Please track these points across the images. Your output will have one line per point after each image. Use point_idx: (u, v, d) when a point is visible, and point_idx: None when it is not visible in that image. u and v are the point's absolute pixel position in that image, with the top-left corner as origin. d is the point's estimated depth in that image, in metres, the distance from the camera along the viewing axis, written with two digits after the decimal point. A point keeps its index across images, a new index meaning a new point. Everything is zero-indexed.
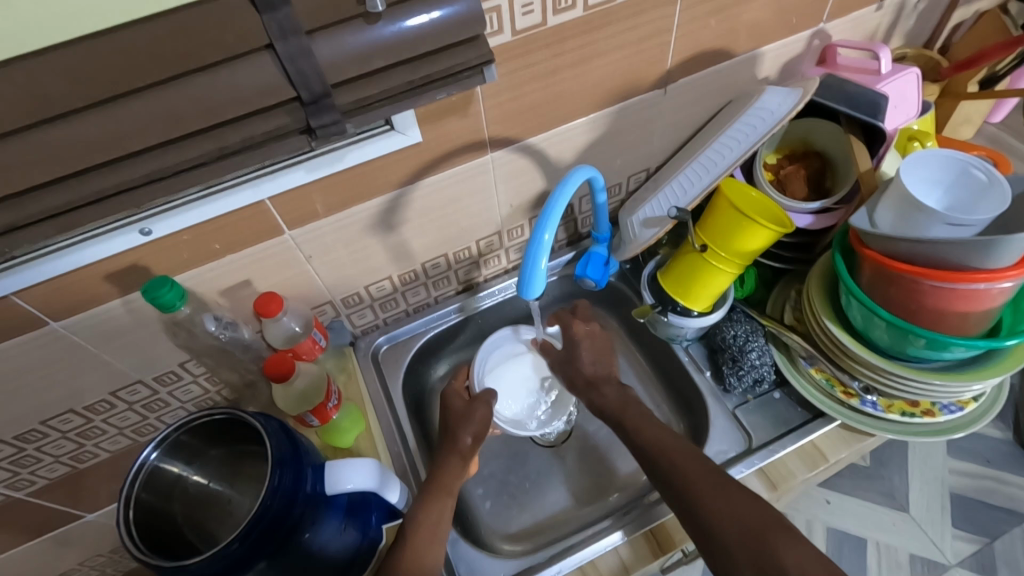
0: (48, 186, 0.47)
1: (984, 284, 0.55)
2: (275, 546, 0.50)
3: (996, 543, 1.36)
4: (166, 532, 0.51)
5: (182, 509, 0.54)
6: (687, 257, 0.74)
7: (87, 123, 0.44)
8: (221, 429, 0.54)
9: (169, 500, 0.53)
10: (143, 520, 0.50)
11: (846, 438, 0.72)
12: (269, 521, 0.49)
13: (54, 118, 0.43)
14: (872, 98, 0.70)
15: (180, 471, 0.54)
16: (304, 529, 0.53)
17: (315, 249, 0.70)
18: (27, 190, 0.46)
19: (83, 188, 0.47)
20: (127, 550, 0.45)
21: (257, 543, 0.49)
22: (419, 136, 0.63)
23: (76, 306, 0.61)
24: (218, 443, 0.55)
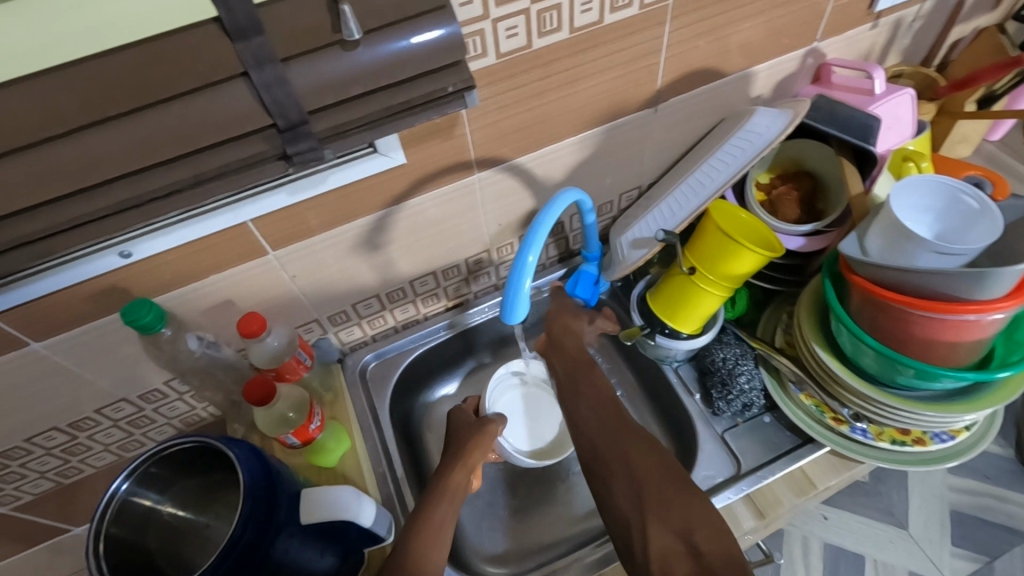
0: (21, 214, 0.46)
1: (974, 315, 0.54)
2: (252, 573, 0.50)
3: (996, 563, 1.35)
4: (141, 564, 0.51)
5: (157, 540, 0.53)
6: (675, 279, 0.73)
7: (58, 152, 0.43)
8: (194, 458, 0.54)
9: (142, 532, 0.52)
10: (116, 554, 0.49)
11: (837, 465, 0.71)
12: (241, 551, 0.48)
13: (26, 146, 0.42)
14: (865, 121, 0.69)
15: (153, 502, 0.53)
16: (280, 549, 0.52)
17: (300, 269, 0.70)
18: (1, 218, 0.45)
19: (57, 216, 0.46)
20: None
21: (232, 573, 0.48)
22: (402, 157, 0.62)
23: (56, 326, 0.60)
24: (193, 473, 0.55)
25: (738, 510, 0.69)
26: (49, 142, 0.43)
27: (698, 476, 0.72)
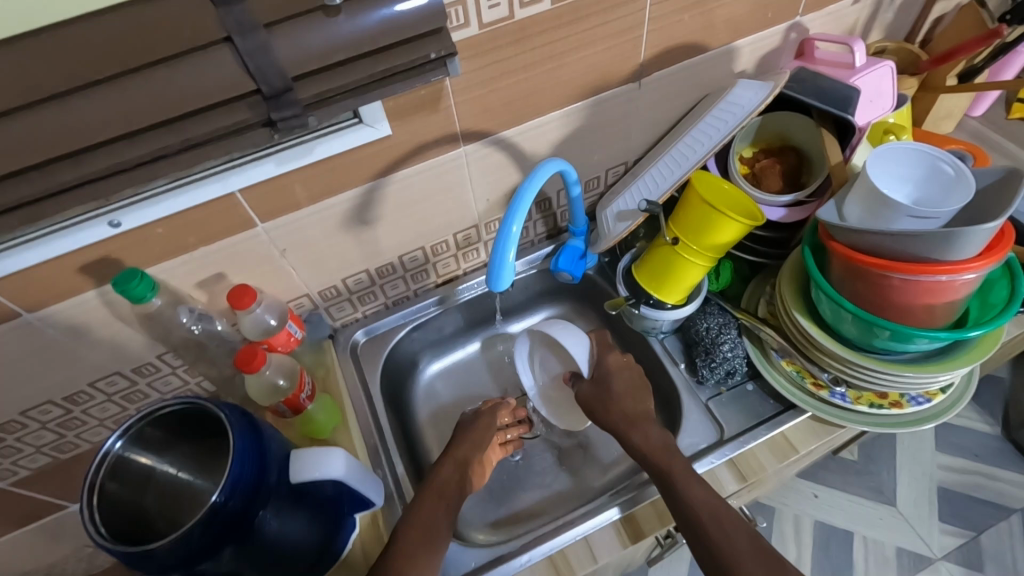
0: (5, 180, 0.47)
1: (947, 276, 0.56)
2: (240, 532, 0.51)
3: (982, 538, 1.44)
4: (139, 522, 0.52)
5: (156, 501, 0.53)
6: (659, 251, 0.75)
7: (42, 116, 0.44)
8: (189, 421, 0.54)
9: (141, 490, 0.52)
10: (110, 508, 0.50)
11: (817, 429, 0.72)
12: (227, 516, 0.49)
13: (12, 110, 0.43)
14: (844, 92, 0.70)
15: (151, 462, 0.53)
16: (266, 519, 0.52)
17: (290, 243, 0.71)
18: None
19: (43, 182, 0.47)
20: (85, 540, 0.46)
21: (220, 533, 0.49)
22: (389, 129, 0.63)
23: (49, 298, 0.61)
24: (189, 436, 0.54)
25: (721, 475, 0.71)
26: (37, 104, 0.44)
27: (682, 443, 0.74)
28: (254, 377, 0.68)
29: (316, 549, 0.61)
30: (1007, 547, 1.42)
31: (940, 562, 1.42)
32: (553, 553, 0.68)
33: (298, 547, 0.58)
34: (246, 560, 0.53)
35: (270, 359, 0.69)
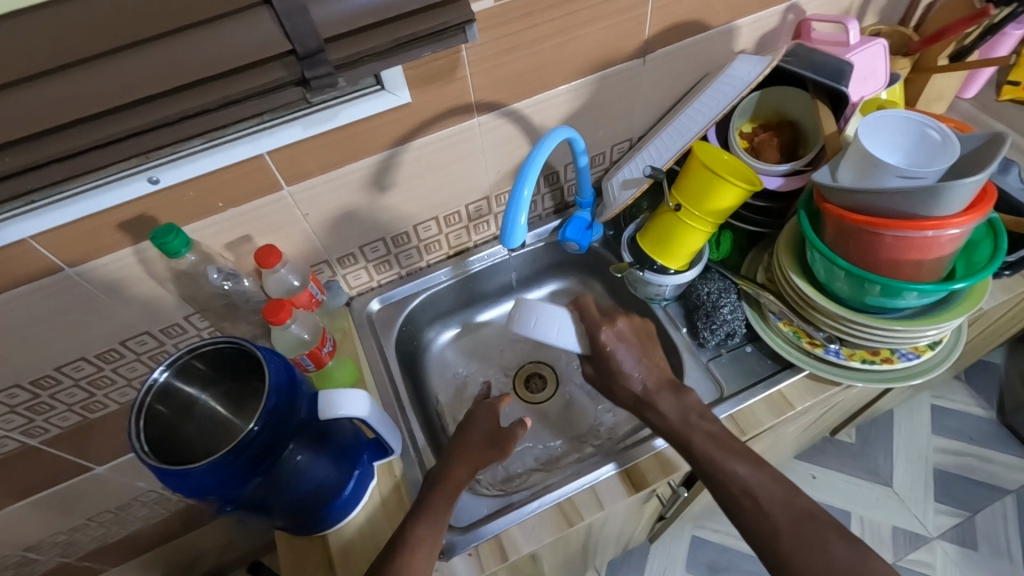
0: (56, 132, 0.50)
1: (933, 231, 0.60)
2: (268, 461, 0.56)
3: (977, 518, 1.48)
4: (177, 445, 0.56)
5: (194, 428, 0.57)
6: (663, 218, 0.78)
7: (97, 71, 0.48)
8: (231, 360, 0.57)
9: (183, 417, 0.56)
10: (153, 431, 0.53)
11: (813, 387, 0.76)
12: (259, 444, 0.54)
13: (69, 65, 0.48)
14: (838, 66, 0.74)
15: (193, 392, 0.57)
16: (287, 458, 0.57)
17: (312, 208, 0.75)
18: (40, 134, 0.50)
19: (91, 133, 0.51)
20: (138, 458, 0.49)
21: (250, 461, 0.54)
22: (408, 96, 0.67)
23: (88, 253, 0.65)
24: (230, 375, 0.58)
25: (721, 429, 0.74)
26: (98, 58, 0.48)
27: None
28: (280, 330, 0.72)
29: (333, 483, 0.66)
30: (1000, 527, 1.46)
31: (935, 541, 1.45)
32: (561, 501, 0.72)
33: (308, 492, 0.63)
34: (271, 484, 0.58)
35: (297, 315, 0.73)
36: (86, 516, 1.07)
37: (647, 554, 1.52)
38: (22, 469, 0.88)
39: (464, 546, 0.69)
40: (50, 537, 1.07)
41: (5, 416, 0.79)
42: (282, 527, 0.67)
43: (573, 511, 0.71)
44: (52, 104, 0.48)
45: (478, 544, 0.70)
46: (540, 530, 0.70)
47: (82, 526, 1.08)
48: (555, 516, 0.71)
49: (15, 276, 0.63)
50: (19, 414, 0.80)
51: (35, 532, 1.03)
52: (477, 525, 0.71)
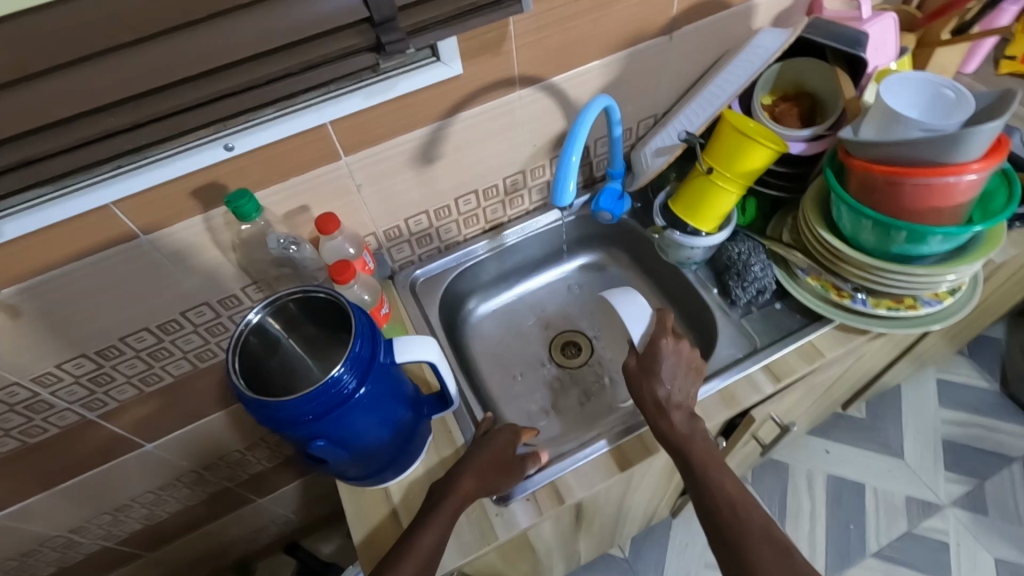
0: (163, 91, 0.55)
1: (954, 177, 0.65)
2: (346, 407, 0.58)
3: (986, 485, 1.51)
4: (261, 379, 0.62)
5: (277, 365, 0.63)
6: (696, 181, 0.83)
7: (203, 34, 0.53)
8: (318, 309, 0.62)
9: (270, 353, 0.62)
10: (244, 362, 0.59)
11: (841, 337, 0.81)
12: (337, 387, 0.56)
13: (178, 28, 0.53)
14: (854, 35, 0.80)
15: (281, 334, 0.62)
16: (364, 402, 0.60)
17: (365, 178, 0.79)
18: (149, 92, 0.55)
19: (193, 93, 0.56)
20: (230, 386, 0.55)
21: (329, 403, 0.56)
22: (459, 68, 0.72)
23: (162, 220, 0.69)
24: (316, 322, 0.63)
25: (757, 378, 0.79)
26: (205, 20, 0.53)
27: (720, 354, 0.82)
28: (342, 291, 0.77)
29: (402, 435, 0.69)
30: (1010, 493, 1.49)
31: (947, 508, 1.48)
32: (611, 449, 0.77)
33: (380, 440, 0.66)
34: (347, 431, 0.61)
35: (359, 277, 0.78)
36: (130, 497, 1.09)
37: (670, 530, 1.51)
38: (79, 444, 0.91)
39: (521, 491, 0.74)
40: (95, 517, 1.09)
41: (69, 387, 0.82)
42: (353, 476, 0.71)
43: (624, 457, 0.76)
44: (161, 64, 0.53)
45: (534, 490, 0.74)
46: (592, 475, 0.75)
47: (125, 507, 1.10)
48: (605, 462, 0.76)
49: (94, 241, 0.67)
50: (82, 385, 0.83)
51: (83, 512, 1.05)
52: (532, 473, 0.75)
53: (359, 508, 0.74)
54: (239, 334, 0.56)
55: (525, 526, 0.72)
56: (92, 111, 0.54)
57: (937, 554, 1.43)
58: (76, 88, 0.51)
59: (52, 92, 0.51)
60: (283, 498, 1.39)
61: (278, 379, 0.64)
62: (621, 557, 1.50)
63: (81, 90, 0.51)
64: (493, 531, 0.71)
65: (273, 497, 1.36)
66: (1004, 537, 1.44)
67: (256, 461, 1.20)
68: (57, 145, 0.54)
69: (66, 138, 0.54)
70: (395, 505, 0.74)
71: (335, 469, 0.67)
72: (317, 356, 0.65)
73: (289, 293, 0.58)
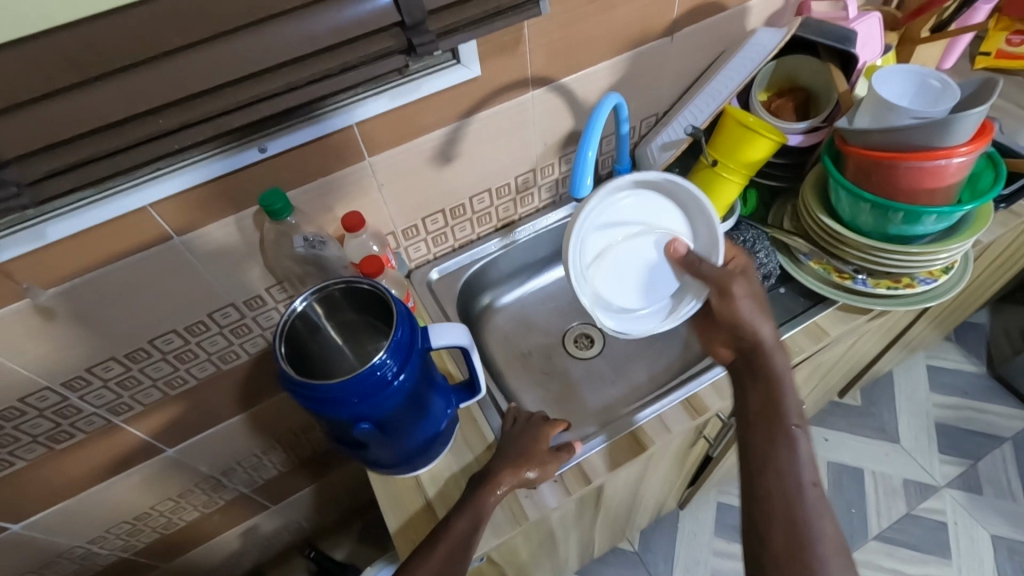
0: (210, 93, 0.58)
1: (944, 160, 0.70)
2: (387, 390, 0.60)
3: (979, 464, 1.56)
4: (302, 359, 0.67)
5: (318, 348, 0.68)
6: (701, 173, 0.87)
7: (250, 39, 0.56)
8: (359, 297, 0.65)
9: (313, 336, 0.67)
10: (287, 344, 0.63)
11: (843, 317, 0.85)
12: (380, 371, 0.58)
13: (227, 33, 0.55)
14: (844, 32, 0.85)
15: (322, 320, 0.66)
16: (403, 387, 0.62)
17: (387, 178, 0.82)
18: (197, 94, 0.57)
19: (238, 94, 0.58)
20: (274, 364, 0.59)
21: (372, 386, 0.58)
22: (478, 70, 0.75)
23: (195, 221, 0.71)
24: (355, 310, 0.67)
25: None
26: (252, 25, 0.56)
27: None
28: None
29: (434, 421, 0.72)
30: (1002, 471, 1.55)
31: (943, 489, 1.53)
32: (633, 429, 0.80)
33: (415, 425, 0.69)
34: (386, 415, 0.63)
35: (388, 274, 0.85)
36: (149, 505, 1.09)
37: (678, 520, 1.55)
38: (103, 449, 0.92)
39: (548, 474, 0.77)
40: (114, 527, 1.09)
41: (97, 391, 0.83)
42: (387, 463, 0.74)
43: (646, 436, 0.79)
44: (210, 68, 0.55)
45: (561, 472, 0.77)
46: (616, 455, 0.78)
47: (144, 515, 1.10)
48: (628, 443, 0.79)
49: (130, 243, 0.68)
50: (109, 389, 0.84)
51: (102, 521, 1.05)
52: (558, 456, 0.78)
53: (393, 497, 0.77)
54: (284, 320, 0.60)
55: (555, 506, 0.74)
56: (143, 113, 0.56)
57: (935, 533, 1.48)
58: (131, 91, 0.54)
59: (107, 96, 0.53)
60: (297, 504, 1.39)
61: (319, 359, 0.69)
62: (631, 551, 1.52)
63: (136, 93, 0.54)
64: (524, 513, 0.74)
65: (286, 503, 1.36)
66: (999, 514, 1.49)
67: (271, 466, 1.21)
68: (111, 145, 0.56)
69: (120, 140, 0.56)
70: (428, 496, 0.76)
71: (371, 453, 0.70)
72: (355, 345, 0.70)
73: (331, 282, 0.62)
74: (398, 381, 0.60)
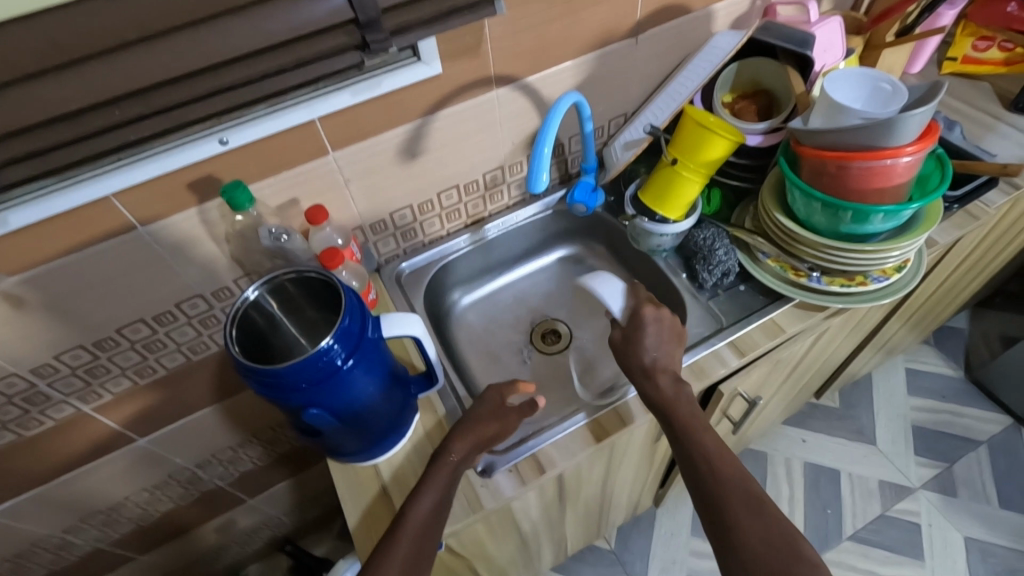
0: (167, 85, 0.60)
1: (891, 160, 0.72)
2: (336, 377, 0.62)
3: (954, 467, 1.56)
4: (259, 351, 0.67)
5: (277, 342, 0.69)
6: (663, 172, 0.89)
7: (205, 32, 0.58)
8: (314, 289, 0.67)
9: (271, 330, 0.68)
10: (242, 334, 0.64)
11: (799, 314, 0.87)
12: (328, 356, 0.60)
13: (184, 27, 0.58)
14: (802, 36, 0.88)
15: (279, 313, 0.68)
16: (353, 374, 0.64)
17: (353, 173, 0.84)
18: (154, 87, 0.60)
19: (193, 88, 0.61)
20: (227, 353, 0.59)
21: (320, 372, 0.60)
22: (440, 67, 0.77)
23: (160, 212, 0.73)
24: (312, 304, 0.69)
25: (724, 354, 0.85)
26: (206, 20, 0.58)
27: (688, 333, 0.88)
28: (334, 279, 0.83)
29: (391, 414, 0.74)
30: (977, 474, 1.55)
31: (919, 491, 1.53)
32: (590, 422, 0.82)
33: (372, 415, 0.70)
34: (338, 404, 0.64)
35: (348, 266, 0.85)
36: (122, 495, 1.10)
37: (655, 519, 1.55)
38: (73, 437, 0.93)
39: (504, 464, 0.78)
40: (88, 517, 1.09)
41: (66, 379, 0.84)
42: (348, 452, 0.74)
43: (602, 429, 0.81)
44: (164, 62, 0.57)
45: (517, 462, 0.78)
46: (571, 446, 0.80)
47: (117, 506, 1.11)
48: (584, 434, 0.81)
49: (96, 232, 0.70)
50: (78, 377, 0.85)
51: (75, 511, 1.06)
52: (515, 446, 0.80)
53: (351, 489, 0.78)
54: (237, 307, 0.61)
55: (509, 495, 0.76)
56: (102, 103, 0.58)
57: (910, 535, 1.48)
58: (88, 83, 0.56)
59: (67, 87, 0.55)
60: (274, 498, 1.40)
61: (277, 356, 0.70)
62: (607, 549, 1.52)
63: (96, 84, 0.56)
64: (479, 501, 0.75)
65: (263, 497, 1.37)
66: (972, 516, 1.49)
67: (246, 460, 1.22)
68: (70, 134, 0.58)
69: (83, 129, 0.58)
70: (385, 483, 0.78)
71: (329, 443, 0.71)
72: (313, 339, 0.71)
73: (284, 271, 0.63)
74: (348, 366, 0.62)
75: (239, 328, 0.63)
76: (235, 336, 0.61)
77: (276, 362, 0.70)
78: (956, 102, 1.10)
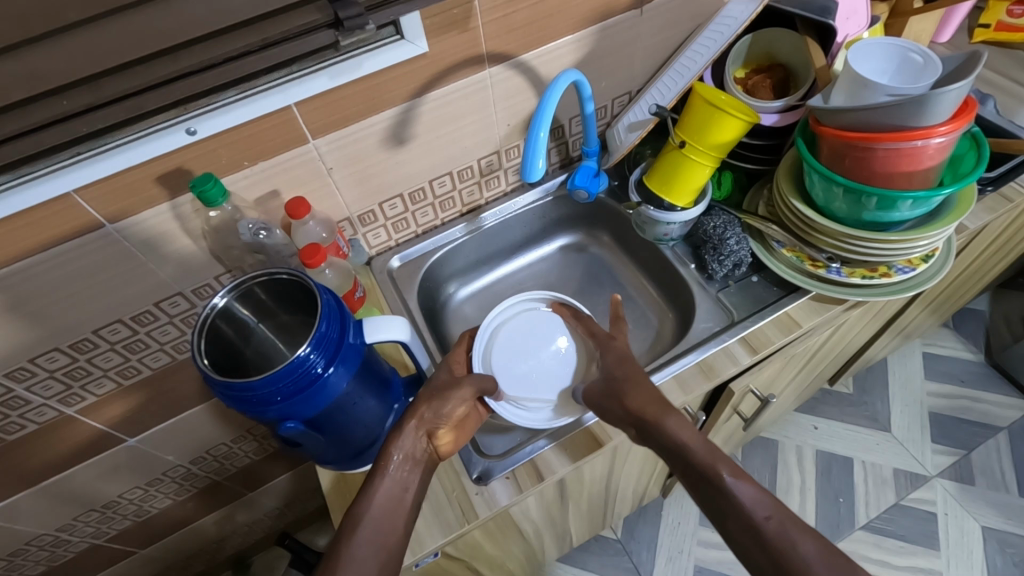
0: (116, 72, 0.55)
1: (922, 140, 0.65)
2: (315, 388, 0.57)
3: (972, 454, 1.50)
4: (234, 362, 0.65)
5: (253, 350, 0.67)
6: (670, 155, 0.83)
7: None
8: (288, 292, 0.64)
9: (245, 339, 0.66)
10: (212, 344, 0.61)
11: (816, 308, 0.81)
12: (304, 366, 0.56)
13: None
14: (824, 4, 0.80)
15: (252, 320, 0.65)
16: (335, 383, 0.60)
17: (335, 161, 0.78)
18: (103, 74, 0.55)
19: (147, 73, 0.56)
20: (195, 366, 0.56)
21: (296, 383, 0.56)
22: (425, 46, 0.71)
23: (129, 208, 0.68)
24: (287, 309, 0.66)
25: (733, 350, 0.79)
26: None
27: (697, 328, 0.83)
28: (319, 276, 0.78)
29: (379, 425, 0.70)
30: (997, 462, 1.49)
31: (935, 479, 1.47)
32: (593, 425, 0.78)
33: (359, 425, 0.67)
34: (319, 416, 0.61)
35: (330, 261, 0.80)
36: (117, 493, 1.06)
37: (662, 509, 1.50)
38: (59, 441, 0.88)
39: (501, 470, 0.74)
40: (82, 515, 1.06)
41: (44, 383, 0.79)
42: (333, 460, 0.70)
43: (603, 432, 0.77)
44: None
45: (514, 468, 0.74)
46: (570, 451, 0.76)
47: (109, 505, 1.07)
48: (584, 439, 0.77)
49: (60, 230, 0.65)
50: (58, 380, 0.80)
51: (65, 512, 1.02)
52: (512, 451, 0.76)
53: (340, 492, 0.76)
54: (204, 317, 0.59)
55: (506, 503, 0.72)
56: (47, 92, 0.53)
57: (925, 524, 1.43)
58: None
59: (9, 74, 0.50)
60: (273, 491, 1.37)
61: (255, 366, 0.67)
62: (614, 539, 1.48)
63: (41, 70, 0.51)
64: (473, 510, 0.72)
65: (261, 490, 1.34)
66: (991, 505, 1.44)
67: (242, 454, 1.19)
68: (14, 127, 0.53)
69: (24, 121, 0.53)
70: None
71: (313, 454, 0.67)
72: (290, 346, 0.68)
73: (255, 275, 0.60)
74: (329, 374, 0.58)
75: (209, 339, 0.61)
76: (203, 347, 0.58)
77: (253, 373, 0.67)
78: (988, 74, 1.02)
